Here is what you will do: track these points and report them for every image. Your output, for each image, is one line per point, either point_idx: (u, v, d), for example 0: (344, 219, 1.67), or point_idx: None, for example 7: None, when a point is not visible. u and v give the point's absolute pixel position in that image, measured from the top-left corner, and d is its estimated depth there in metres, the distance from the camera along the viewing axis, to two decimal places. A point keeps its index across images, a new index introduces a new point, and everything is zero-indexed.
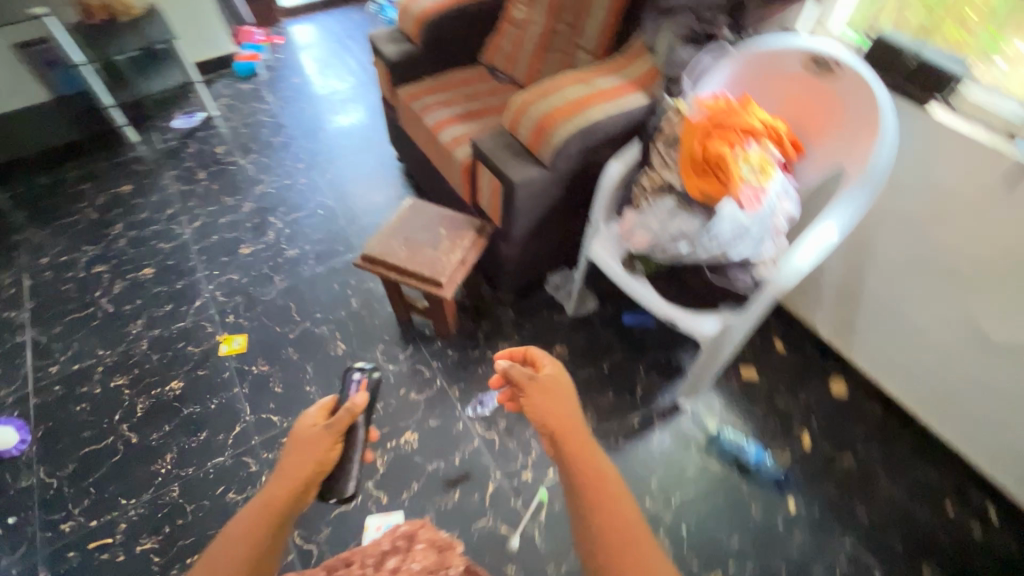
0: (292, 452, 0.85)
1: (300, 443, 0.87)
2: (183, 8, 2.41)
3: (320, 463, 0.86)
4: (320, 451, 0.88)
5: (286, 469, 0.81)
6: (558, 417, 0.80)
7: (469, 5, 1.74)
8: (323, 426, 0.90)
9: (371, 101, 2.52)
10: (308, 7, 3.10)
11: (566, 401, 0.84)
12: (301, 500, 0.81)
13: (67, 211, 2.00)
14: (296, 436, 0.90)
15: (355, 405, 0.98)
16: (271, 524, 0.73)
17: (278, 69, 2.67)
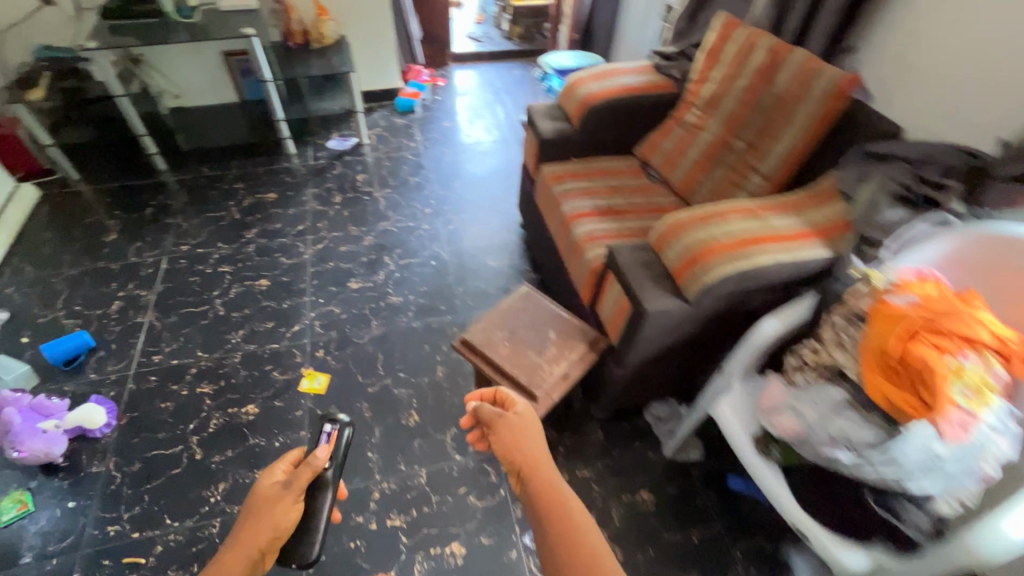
0: (250, 518, 0.90)
1: (259, 507, 0.92)
2: (367, 43, 2.59)
3: (279, 526, 0.91)
4: (279, 515, 0.92)
5: (242, 538, 0.86)
6: (522, 450, 0.87)
7: (639, 98, 1.63)
8: (281, 485, 0.96)
9: (511, 159, 2.50)
10: (476, 56, 3.22)
11: (531, 439, 0.88)
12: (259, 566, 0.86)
13: (217, 205, 2.16)
14: (256, 497, 0.94)
15: (318, 461, 1.04)
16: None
17: (433, 110, 2.78)
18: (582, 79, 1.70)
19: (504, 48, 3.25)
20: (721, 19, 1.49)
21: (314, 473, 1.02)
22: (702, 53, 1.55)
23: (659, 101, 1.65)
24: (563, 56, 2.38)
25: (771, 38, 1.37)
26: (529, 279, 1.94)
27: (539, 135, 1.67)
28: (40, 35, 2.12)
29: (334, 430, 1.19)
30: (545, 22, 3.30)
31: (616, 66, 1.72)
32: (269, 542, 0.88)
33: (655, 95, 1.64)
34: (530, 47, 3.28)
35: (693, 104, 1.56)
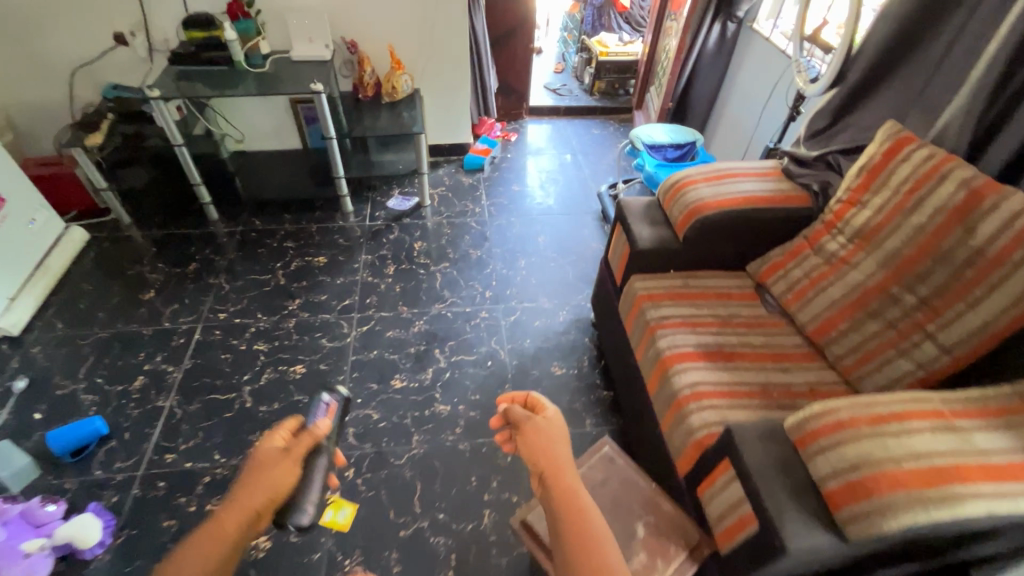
0: (248, 477, 0.79)
1: (256, 467, 0.80)
2: (441, 97, 2.40)
3: (275, 489, 0.79)
4: (278, 477, 0.80)
5: (236, 501, 0.74)
6: (550, 457, 0.79)
7: (764, 211, 1.33)
8: (280, 447, 0.85)
9: (584, 236, 2.23)
10: (553, 110, 3.00)
11: (560, 444, 0.82)
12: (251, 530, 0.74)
13: (263, 266, 1.99)
14: (258, 456, 0.83)
15: (321, 430, 0.97)
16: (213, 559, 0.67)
17: (503, 170, 2.56)
18: (691, 178, 1.42)
19: (583, 104, 3.01)
20: (890, 130, 1.18)
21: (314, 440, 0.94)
22: (856, 168, 1.24)
23: (787, 216, 1.34)
24: (657, 129, 2.10)
25: (967, 168, 1.05)
26: (600, 397, 1.65)
27: (633, 244, 1.40)
28: (110, 74, 2.05)
29: (333, 404, 1.19)
30: (630, 77, 3.04)
31: (735, 165, 1.43)
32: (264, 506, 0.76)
33: (783, 207, 1.34)
34: (611, 104, 3.03)
35: (837, 229, 1.25)
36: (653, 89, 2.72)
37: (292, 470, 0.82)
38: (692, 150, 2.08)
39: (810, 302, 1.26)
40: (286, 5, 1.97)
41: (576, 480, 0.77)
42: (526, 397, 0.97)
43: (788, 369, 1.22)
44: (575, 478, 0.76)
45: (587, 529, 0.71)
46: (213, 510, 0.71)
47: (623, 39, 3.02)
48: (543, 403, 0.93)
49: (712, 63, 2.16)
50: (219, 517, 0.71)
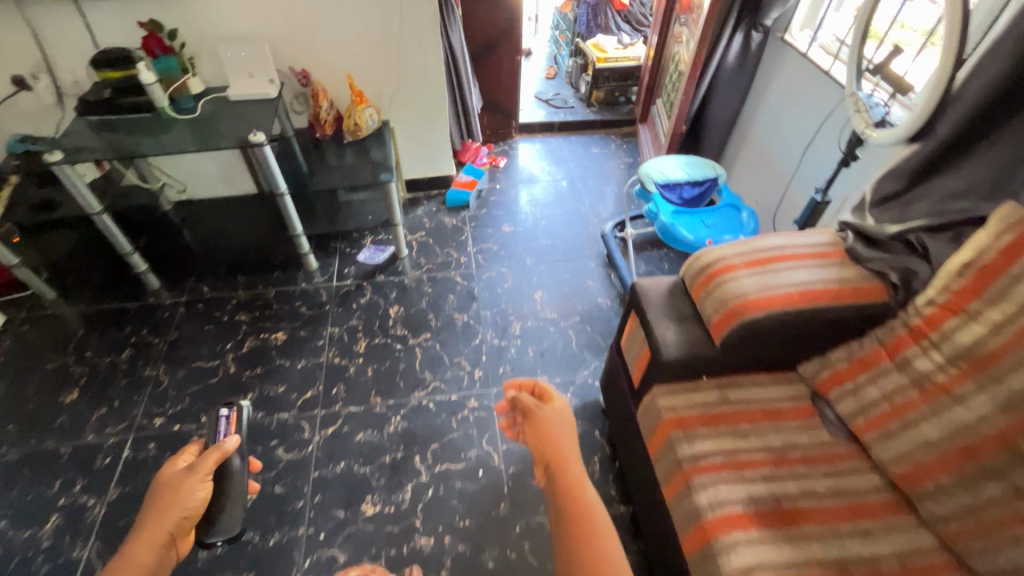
0: (153, 505, 0.86)
1: (158, 498, 0.87)
2: (415, 128, 2.06)
3: (186, 510, 0.88)
4: (184, 501, 0.87)
5: (144, 533, 0.80)
6: (555, 446, 0.90)
7: (827, 309, 1.02)
8: (184, 468, 0.92)
9: (588, 289, 1.91)
10: (546, 126, 2.66)
11: (564, 432, 0.93)
12: (168, 555, 0.81)
13: (210, 350, 1.68)
14: (159, 482, 0.91)
15: (227, 445, 1.03)
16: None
17: (492, 205, 2.24)
18: (728, 261, 1.11)
19: (580, 117, 2.67)
20: (1009, 218, 0.86)
21: (225, 456, 1.01)
22: (956, 264, 0.92)
23: (857, 316, 1.03)
24: (669, 162, 1.77)
25: None
26: (616, 515, 1.36)
27: (655, 353, 1.09)
28: (13, 124, 1.70)
29: (232, 414, 1.20)
30: (632, 85, 2.69)
31: (783, 241, 1.12)
32: (180, 523, 0.85)
33: (851, 303, 1.03)
34: (611, 116, 2.69)
35: (933, 343, 0.94)
36: (660, 103, 2.37)
37: (198, 489, 0.90)
38: (712, 188, 1.75)
39: (898, 439, 0.96)
40: (217, 34, 1.63)
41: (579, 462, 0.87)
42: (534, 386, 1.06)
43: (871, 533, 0.92)
44: (581, 469, 0.85)
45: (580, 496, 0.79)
46: (122, 546, 0.78)
47: (623, 42, 2.65)
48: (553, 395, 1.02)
49: (733, 81, 1.81)
50: (128, 552, 0.77)
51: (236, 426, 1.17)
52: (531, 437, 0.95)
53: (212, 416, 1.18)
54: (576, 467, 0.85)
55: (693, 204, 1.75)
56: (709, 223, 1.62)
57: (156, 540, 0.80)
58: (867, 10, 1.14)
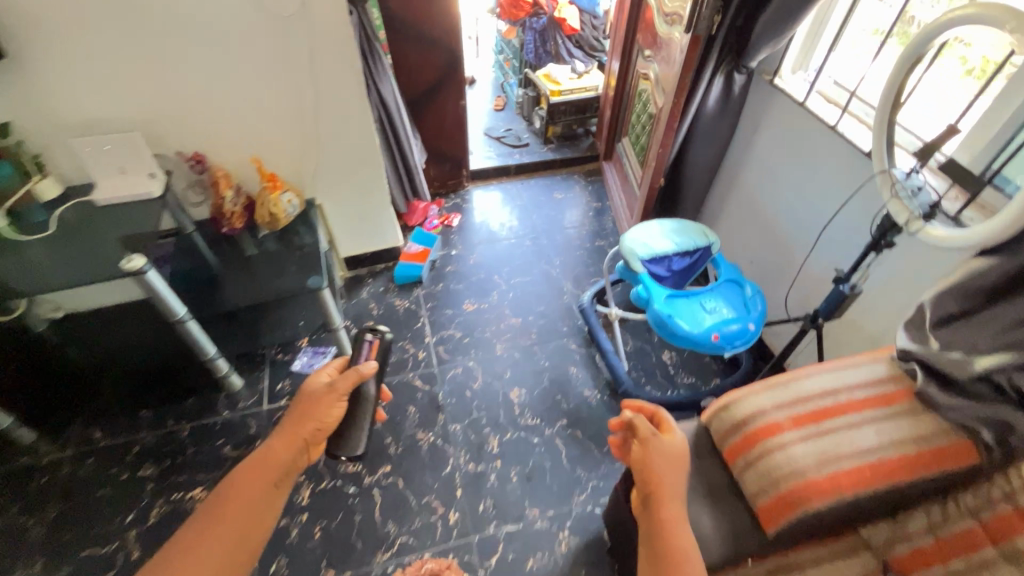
0: (296, 410, 0.95)
1: (304, 405, 0.95)
2: (348, 201, 1.72)
3: (322, 422, 0.95)
4: (321, 414, 0.95)
5: (283, 435, 0.89)
6: (661, 485, 0.78)
7: (909, 481, 0.78)
8: (325, 383, 0.97)
9: (572, 379, 1.63)
10: (502, 171, 2.37)
11: (673, 473, 0.79)
12: (302, 459, 0.90)
13: (104, 529, 1.31)
14: (304, 391, 0.97)
15: (366, 367, 1.01)
16: (272, 478, 0.84)
17: (450, 277, 1.93)
18: (770, 416, 0.85)
19: (538, 157, 2.39)
20: None
21: (361, 380, 1.01)
22: None
23: (942, 485, 0.80)
24: (653, 230, 1.52)
25: None
26: None
27: None
28: None
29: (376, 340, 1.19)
30: (591, 116, 2.43)
31: (831, 384, 0.87)
32: (312, 435, 0.93)
33: (935, 473, 0.79)
34: (572, 153, 2.42)
35: None
36: (625, 142, 2.12)
37: (332, 408, 0.94)
38: (706, 257, 1.51)
39: None
40: (68, 126, 1.25)
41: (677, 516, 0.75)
42: (654, 412, 0.93)
43: None
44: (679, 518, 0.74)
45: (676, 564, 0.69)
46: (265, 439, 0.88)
47: (576, 70, 2.38)
48: (672, 423, 0.88)
49: (715, 128, 1.57)
50: (270, 445, 0.88)
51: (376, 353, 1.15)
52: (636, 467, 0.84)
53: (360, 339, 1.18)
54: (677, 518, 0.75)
55: (680, 272, 1.52)
56: (709, 305, 1.37)
57: (293, 444, 0.89)
58: (899, 75, 0.92)
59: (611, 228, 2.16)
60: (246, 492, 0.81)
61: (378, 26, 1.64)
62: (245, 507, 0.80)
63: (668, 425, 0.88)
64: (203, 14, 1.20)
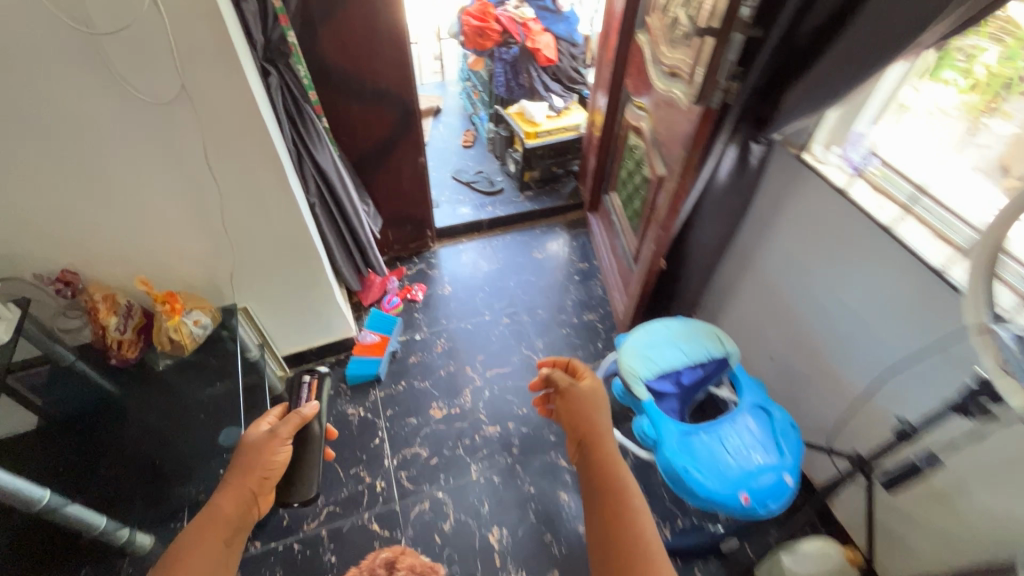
0: (241, 459, 0.91)
1: (245, 455, 0.93)
2: (281, 298, 1.40)
3: (268, 470, 0.93)
4: (266, 458, 0.93)
5: (231, 484, 0.85)
6: (588, 423, 0.98)
7: None
8: (267, 430, 0.98)
9: (563, 512, 1.34)
10: (473, 226, 2.06)
11: (592, 408, 1.02)
12: (251, 512, 0.84)
13: None
14: (248, 442, 0.96)
15: (307, 411, 1.06)
16: (224, 534, 0.75)
17: (413, 372, 1.62)
18: None
19: (513, 209, 2.09)
20: None
21: (303, 423, 1.05)
22: None
23: None
24: (655, 333, 1.25)
25: None
26: None
27: None
28: None
29: (314, 381, 1.33)
30: (573, 158, 2.14)
31: None
32: (261, 484, 0.90)
33: None
34: (553, 202, 2.13)
35: None
36: (614, 195, 1.84)
37: (280, 450, 0.96)
38: (723, 367, 1.23)
39: None
40: None
41: (612, 443, 0.93)
42: (570, 366, 1.19)
43: None
44: (612, 444, 0.92)
45: (617, 479, 0.85)
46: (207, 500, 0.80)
47: (554, 107, 2.07)
48: (585, 372, 1.14)
49: (724, 204, 1.30)
50: (217, 504, 0.80)
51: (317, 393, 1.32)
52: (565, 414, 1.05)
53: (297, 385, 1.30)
54: (608, 443, 0.93)
55: (692, 383, 1.25)
56: (731, 445, 1.10)
57: (242, 494, 0.83)
58: (1007, 217, 0.65)
59: (600, 295, 1.87)
60: (203, 549, 0.71)
61: (308, 85, 1.32)
62: (203, 558, 0.70)
63: (582, 373, 1.14)
64: (42, 106, 0.87)
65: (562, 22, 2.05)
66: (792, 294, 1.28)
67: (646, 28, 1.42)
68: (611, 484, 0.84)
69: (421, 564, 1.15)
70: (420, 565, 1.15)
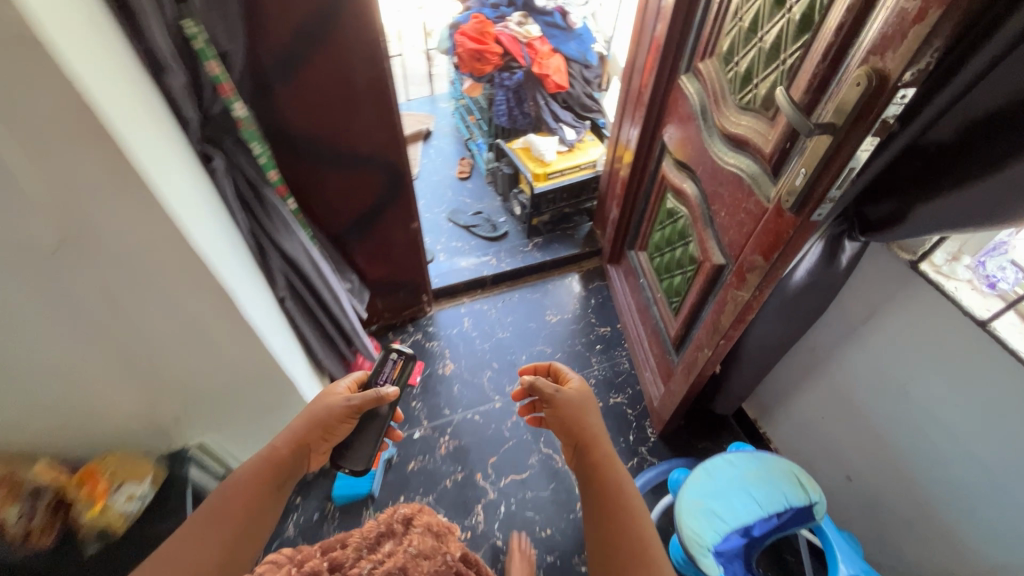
0: (303, 413, 0.92)
1: (312, 409, 0.93)
2: (247, 429, 1.12)
3: (328, 431, 0.93)
4: (326, 421, 0.93)
5: (290, 434, 0.88)
6: (582, 427, 0.88)
7: None
8: (344, 401, 0.93)
9: None
10: (475, 283, 1.77)
11: (587, 413, 0.90)
12: (300, 463, 0.89)
13: None
14: (319, 398, 0.95)
15: (388, 393, 0.99)
16: (267, 485, 0.79)
17: (414, 486, 1.36)
18: None
19: (521, 262, 1.80)
20: None
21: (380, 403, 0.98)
22: None
23: None
24: (719, 471, 1.01)
25: None
26: None
27: None
28: None
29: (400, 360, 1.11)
30: (588, 199, 1.85)
31: None
32: (317, 444, 0.93)
33: None
34: (566, 251, 1.85)
35: None
36: (641, 254, 1.56)
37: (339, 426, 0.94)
38: (802, 519, 0.98)
39: None
40: None
41: (609, 449, 0.85)
42: (551, 367, 1.05)
43: None
44: (608, 448, 0.85)
45: (613, 485, 0.78)
46: (272, 440, 0.86)
47: (566, 141, 1.77)
48: (570, 375, 1.00)
49: (799, 306, 1.04)
50: (275, 445, 0.85)
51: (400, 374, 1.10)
52: (553, 421, 0.93)
53: (383, 356, 1.12)
54: (604, 446, 0.85)
55: (761, 533, 1.00)
56: None
57: (289, 448, 0.86)
58: None
59: (627, 369, 1.61)
60: (234, 508, 0.74)
61: (267, 164, 1.02)
62: (241, 510, 0.75)
63: (567, 377, 1.00)
64: None
65: (573, 40, 1.74)
66: (886, 421, 1.03)
67: (694, 72, 1.13)
68: (613, 499, 0.76)
69: (437, 523, 1.02)
70: (436, 524, 1.02)
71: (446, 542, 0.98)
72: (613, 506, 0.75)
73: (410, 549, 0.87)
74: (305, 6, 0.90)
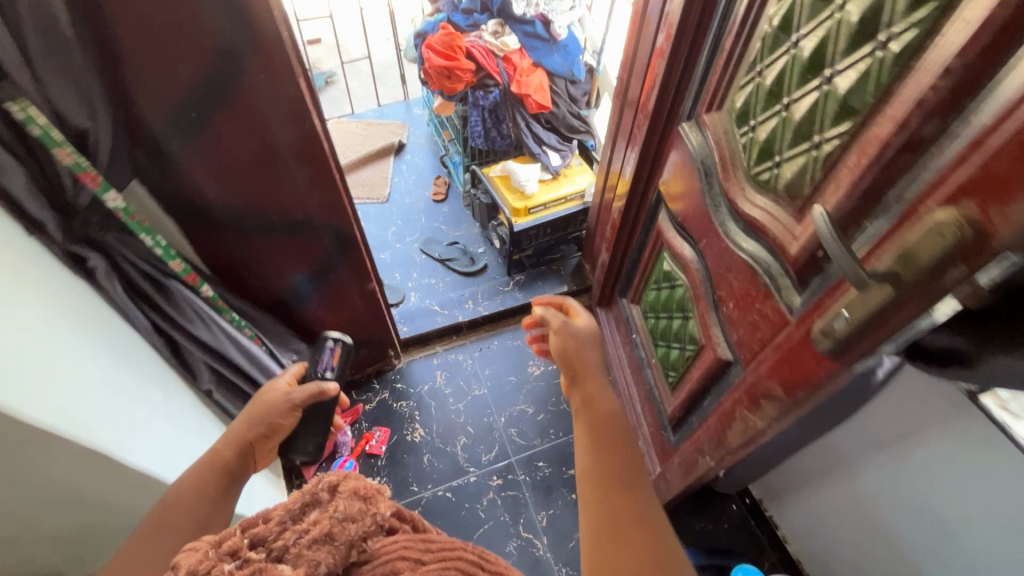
0: (242, 415, 0.78)
1: (253, 408, 0.80)
2: None
3: (272, 427, 0.78)
4: (272, 415, 0.79)
5: (231, 434, 0.74)
6: (584, 365, 0.77)
7: None
8: (285, 394, 0.81)
9: None
10: (449, 329, 1.59)
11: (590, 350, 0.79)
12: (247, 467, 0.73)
13: None
14: (260, 397, 0.82)
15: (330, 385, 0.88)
16: (211, 486, 0.66)
17: None
18: None
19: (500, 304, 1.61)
20: None
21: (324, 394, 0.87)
22: None
23: None
24: None
25: None
26: None
27: None
28: None
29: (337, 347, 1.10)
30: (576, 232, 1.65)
31: None
32: (262, 444, 0.77)
33: None
34: (551, 290, 1.66)
35: None
36: (633, 306, 1.38)
37: (283, 423, 0.80)
38: None
39: None
40: None
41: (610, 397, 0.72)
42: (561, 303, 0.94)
43: None
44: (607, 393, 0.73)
45: (613, 438, 0.66)
46: (212, 444, 0.72)
47: (550, 168, 1.56)
48: (580, 310, 0.89)
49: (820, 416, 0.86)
50: (215, 450, 0.71)
51: (339, 363, 1.10)
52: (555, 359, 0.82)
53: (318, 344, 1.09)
54: (603, 389, 0.73)
55: None
56: None
57: (232, 447, 0.71)
58: None
59: None
60: (174, 516, 0.61)
61: (167, 253, 0.86)
62: (178, 515, 0.61)
63: (577, 313, 0.89)
64: None
65: (557, 52, 1.52)
66: (920, 550, 0.87)
67: (696, 119, 0.93)
68: (610, 454, 0.63)
69: (371, 492, 0.56)
70: (367, 492, 0.56)
71: (377, 507, 0.55)
72: (609, 466, 0.62)
73: (343, 518, 0.51)
74: (195, 68, 0.69)
